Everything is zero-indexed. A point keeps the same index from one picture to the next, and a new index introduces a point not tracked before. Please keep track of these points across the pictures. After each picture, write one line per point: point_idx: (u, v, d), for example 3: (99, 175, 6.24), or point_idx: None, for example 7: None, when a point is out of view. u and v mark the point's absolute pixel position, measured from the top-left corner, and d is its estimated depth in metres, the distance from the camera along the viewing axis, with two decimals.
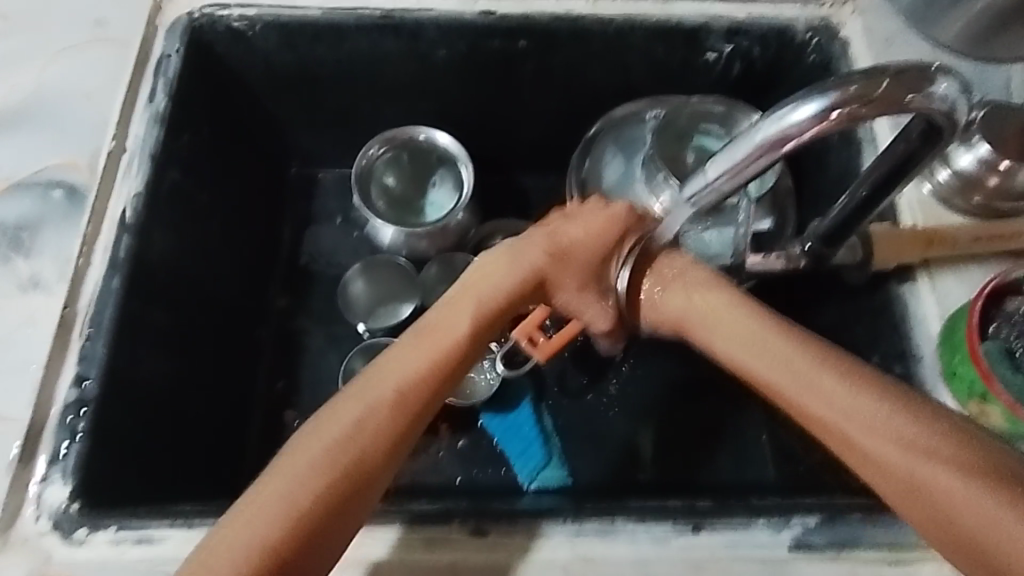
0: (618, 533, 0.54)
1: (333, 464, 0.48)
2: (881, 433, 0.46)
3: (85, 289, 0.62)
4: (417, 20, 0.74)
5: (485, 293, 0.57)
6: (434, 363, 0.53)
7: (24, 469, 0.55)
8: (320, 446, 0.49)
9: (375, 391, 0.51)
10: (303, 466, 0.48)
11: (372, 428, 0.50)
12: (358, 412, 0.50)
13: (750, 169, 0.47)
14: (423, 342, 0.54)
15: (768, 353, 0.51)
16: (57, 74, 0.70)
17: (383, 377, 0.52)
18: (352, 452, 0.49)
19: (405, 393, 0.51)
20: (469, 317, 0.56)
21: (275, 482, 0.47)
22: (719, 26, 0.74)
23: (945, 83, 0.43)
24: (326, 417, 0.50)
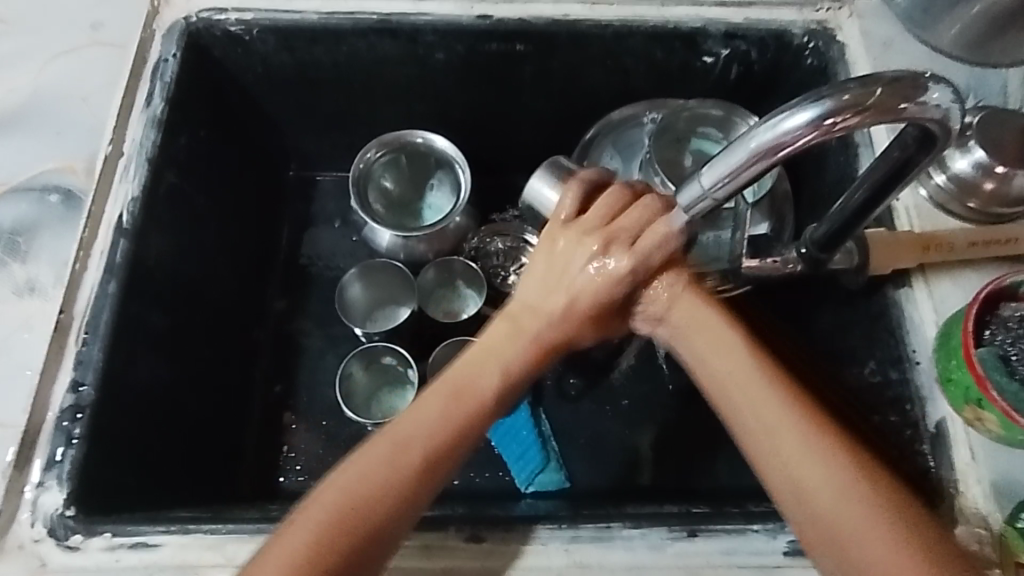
0: (614, 539, 0.54)
1: (345, 531, 0.47)
2: (845, 510, 0.46)
3: (81, 294, 0.61)
4: (415, 24, 0.74)
5: (506, 349, 0.54)
6: (453, 433, 0.51)
7: (20, 474, 0.55)
8: (335, 507, 0.48)
9: (395, 457, 0.50)
10: (317, 530, 0.47)
11: (389, 497, 0.48)
12: (375, 477, 0.49)
13: (744, 177, 0.47)
14: (444, 404, 0.52)
15: (754, 406, 0.50)
16: (55, 77, 0.70)
17: (399, 443, 0.50)
18: (367, 516, 0.48)
19: (429, 463, 0.50)
20: (490, 379, 0.53)
21: (291, 541, 0.47)
22: (717, 30, 0.74)
23: (938, 89, 0.43)
24: (343, 476, 0.49)
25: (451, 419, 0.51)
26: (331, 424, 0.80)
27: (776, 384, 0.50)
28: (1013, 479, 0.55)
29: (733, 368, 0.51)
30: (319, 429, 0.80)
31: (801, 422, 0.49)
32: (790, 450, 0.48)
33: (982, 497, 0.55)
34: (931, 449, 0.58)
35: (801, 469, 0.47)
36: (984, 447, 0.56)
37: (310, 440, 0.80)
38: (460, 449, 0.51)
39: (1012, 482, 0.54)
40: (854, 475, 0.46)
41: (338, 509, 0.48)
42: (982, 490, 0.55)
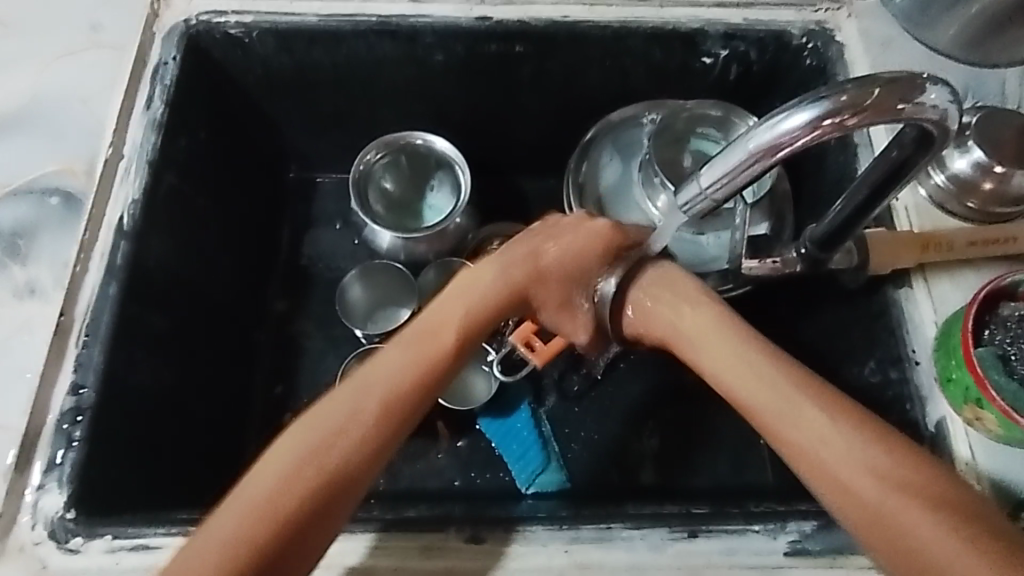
0: (614, 539, 0.54)
1: (319, 468, 0.47)
2: (870, 472, 0.45)
3: (81, 296, 0.62)
4: (414, 25, 0.74)
5: (478, 305, 0.57)
6: (422, 373, 0.52)
7: (21, 476, 0.55)
8: (298, 440, 0.48)
9: (363, 392, 0.50)
10: (288, 466, 0.47)
11: (356, 436, 0.49)
12: (342, 414, 0.49)
13: (743, 177, 0.47)
14: (410, 344, 0.54)
15: (769, 388, 0.49)
16: (54, 80, 0.70)
17: (366, 381, 0.51)
18: (333, 451, 0.48)
19: (394, 397, 0.51)
20: (456, 325, 0.55)
21: (260, 481, 0.46)
22: (716, 30, 0.74)
23: (936, 89, 0.43)
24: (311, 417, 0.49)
25: (418, 361, 0.53)
26: None
27: (785, 366, 0.50)
28: (1013, 478, 0.55)
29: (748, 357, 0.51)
30: None
31: (818, 394, 0.48)
32: (814, 433, 0.47)
33: (982, 496, 0.55)
34: (931, 448, 0.58)
35: (817, 439, 0.47)
36: (984, 446, 0.56)
37: None
38: (428, 391, 0.52)
39: (1011, 481, 0.55)
40: (862, 432, 0.46)
41: (302, 443, 0.48)
42: (983, 489, 0.55)
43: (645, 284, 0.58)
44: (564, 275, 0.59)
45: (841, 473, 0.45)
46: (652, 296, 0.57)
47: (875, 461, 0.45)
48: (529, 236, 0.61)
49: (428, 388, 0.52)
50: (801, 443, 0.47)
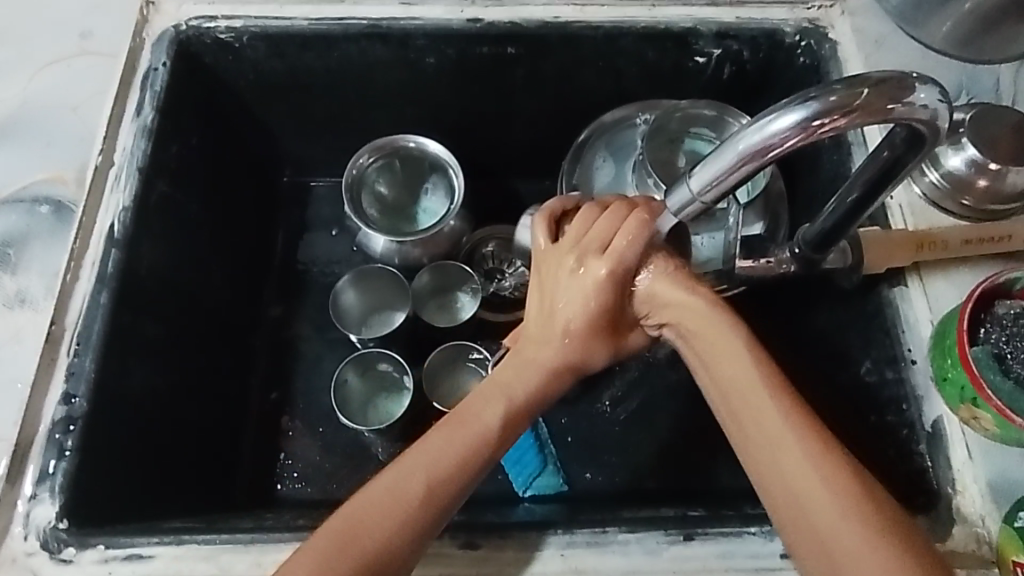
0: (610, 543, 0.54)
1: (360, 555, 0.46)
2: (825, 505, 0.44)
3: (72, 305, 0.61)
4: (405, 29, 0.74)
5: (517, 383, 0.54)
6: (466, 463, 0.50)
7: (11, 488, 0.55)
8: (344, 523, 0.47)
9: (411, 476, 0.48)
10: (326, 554, 0.45)
11: (400, 520, 0.47)
12: (389, 496, 0.47)
13: (732, 180, 0.46)
14: (456, 426, 0.51)
15: (770, 434, 0.46)
16: (44, 87, 0.70)
17: (411, 466, 0.49)
18: (376, 547, 0.46)
19: (437, 488, 0.48)
20: (501, 403, 0.52)
21: (298, 570, 0.45)
22: (709, 30, 0.74)
23: (926, 90, 0.43)
24: (356, 502, 0.48)
25: (468, 443, 0.50)
26: (327, 431, 0.80)
27: (792, 415, 0.46)
28: (1009, 476, 0.54)
29: (718, 358, 0.50)
30: (315, 436, 0.80)
31: (783, 408, 0.47)
32: (769, 435, 0.46)
33: (979, 493, 0.55)
34: (928, 447, 0.58)
35: (768, 450, 0.46)
36: (980, 444, 0.56)
37: (306, 447, 0.80)
38: (471, 478, 0.50)
39: (1008, 479, 0.54)
40: (822, 467, 0.45)
41: (347, 526, 0.46)
42: (978, 485, 0.55)
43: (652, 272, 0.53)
44: (580, 303, 0.54)
45: (777, 481, 0.46)
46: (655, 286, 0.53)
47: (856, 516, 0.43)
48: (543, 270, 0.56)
49: (471, 478, 0.50)
50: (761, 452, 0.47)
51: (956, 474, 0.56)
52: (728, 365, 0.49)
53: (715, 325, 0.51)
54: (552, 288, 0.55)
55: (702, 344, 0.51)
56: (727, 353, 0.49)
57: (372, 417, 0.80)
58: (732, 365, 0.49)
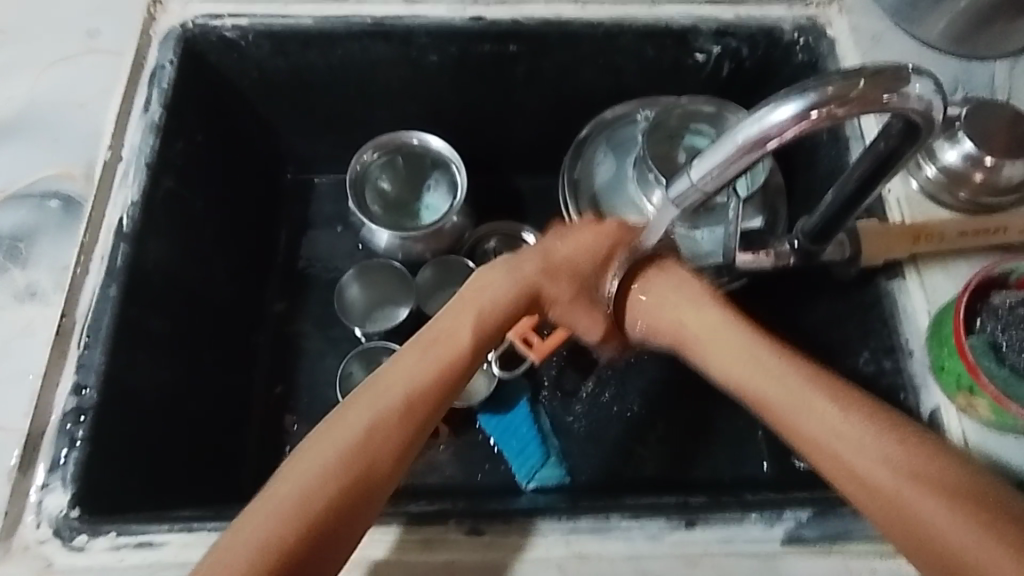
0: (613, 529, 0.55)
1: (344, 463, 0.48)
2: (875, 457, 0.45)
3: (82, 298, 0.62)
4: (408, 26, 0.75)
5: (482, 310, 0.57)
6: (437, 377, 0.53)
7: (23, 478, 0.55)
8: (330, 441, 0.49)
9: (390, 394, 0.52)
10: (315, 468, 0.48)
11: (382, 433, 0.50)
12: (371, 412, 0.51)
13: (732, 171, 0.47)
14: (426, 352, 0.54)
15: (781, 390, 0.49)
16: (52, 85, 0.71)
17: (386, 389, 0.52)
18: (360, 454, 0.49)
19: (412, 400, 0.52)
20: (468, 325, 0.56)
21: (288, 482, 0.47)
22: (707, 27, 0.75)
23: (921, 81, 0.43)
24: (340, 423, 0.50)
25: (440, 362, 0.54)
26: None
27: (793, 370, 0.49)
28: (1006, 463, 0.55)
29: (732, 348, 0.53)
30: None
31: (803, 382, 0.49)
32: (792, 412, 0.48)
33: None
34: None
35: (811, 421, 0.47)
36: (977, 432, 0.57)
37: None
38: (444, 395, 0.53)
39: (1005, 466, 0.55)
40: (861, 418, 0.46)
41: (335, 443, 0.49)
42: None
43: (642, 274, 0.59)
44: (560, 263, 0.59)
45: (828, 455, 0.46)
46: (650, 292, 0.58)
47: (870, 441, 0.45)
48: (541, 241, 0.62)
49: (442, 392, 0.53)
50: (799, 426, 0.47)
51: None
52: (738, 355, 0.52)
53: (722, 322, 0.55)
54: (544, 251, 0.60)
55: (710, 346, 0.54)
56: (721, 342, 0.53)
57: None
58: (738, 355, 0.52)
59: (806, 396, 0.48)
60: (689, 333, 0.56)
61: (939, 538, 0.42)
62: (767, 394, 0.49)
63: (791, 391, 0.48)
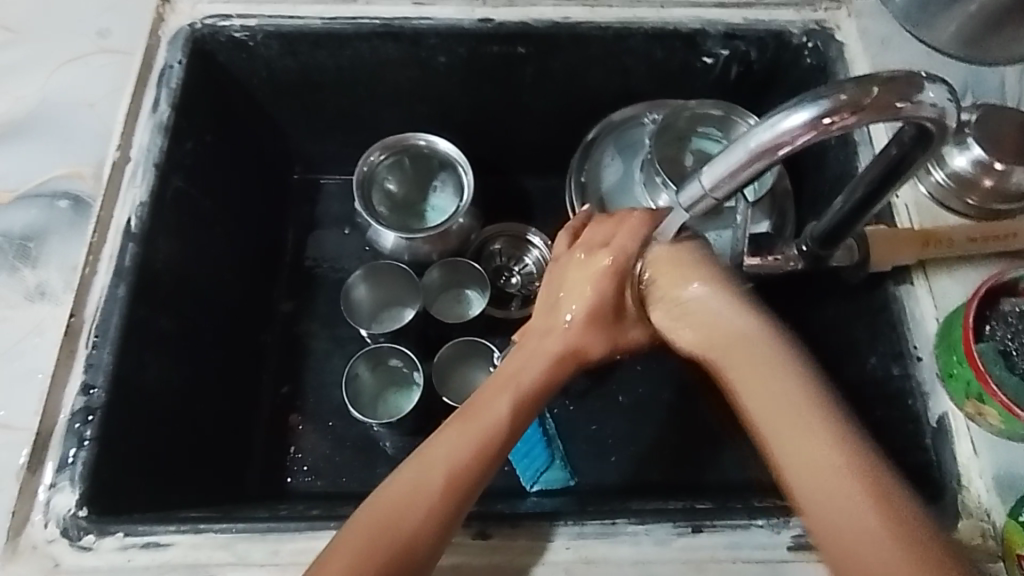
0: (619, 533, 0.54)
1: (390, 540, 0.47)
2: (870, 532, 0.44)
3: (91, 297, 0.62)
4: (417, 27, 0.75)
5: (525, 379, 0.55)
6: (481, 449, 0.51)
7: (32, 477, 0.56)
8: (369, 534, 0.47)
9: (428, 483, 0.49)
10: (362, 542, 0.47)
11: (423, 514, 0.48)
12: (410, 493, 0.49)
13: (743, 177, 0.47)
14: (461, 432, 0.51)
15: (801, 450, 0.47)
16: (62, 84, 0.71)
17: (419, 480, 0.49)
18: (406, 530, 0.47)
19: (457, 475, 0.50)
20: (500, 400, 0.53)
21: (339, 552, 0.47)
22: (716, 30, 0.75)
23: (934, 88, 0.43)
24: (381, 517, 0.48)
25: (479, 439, 0.51)
26: (337, 425, 0.81)
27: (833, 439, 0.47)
28: (1014, 470, 0.55)
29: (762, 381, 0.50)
30: (326, 430, 0.81)
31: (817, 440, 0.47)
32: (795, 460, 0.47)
33: (983, 487, 0.55)
34: (933, 442, 0.58)
35: (809, 478, 0.46)
36: (984, 438, 0.57)
37: (317, 441, 0.81)
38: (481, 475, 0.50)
39: (1012, 473, 0.55)
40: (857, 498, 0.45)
41: (373, 530, 0.47)
42: (983, 479, 0.56)
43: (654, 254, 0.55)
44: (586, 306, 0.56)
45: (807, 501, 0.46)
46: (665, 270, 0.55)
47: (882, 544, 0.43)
48: (556, 277, 0.58)
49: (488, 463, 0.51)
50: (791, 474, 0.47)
51: (961, 467, 0.56)
52: (774, 390, 0.49)
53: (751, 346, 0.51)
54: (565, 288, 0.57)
55: (745, 378, 0.51)
56: (765, 383, 0.50)
57: (382, 411, 0.81)
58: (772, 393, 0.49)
59: (829, 474, 0.46)
60: (726, 350, 0.52)
61: None
62: (789, 443, 0.48)
63: (818, 447, 0.46)
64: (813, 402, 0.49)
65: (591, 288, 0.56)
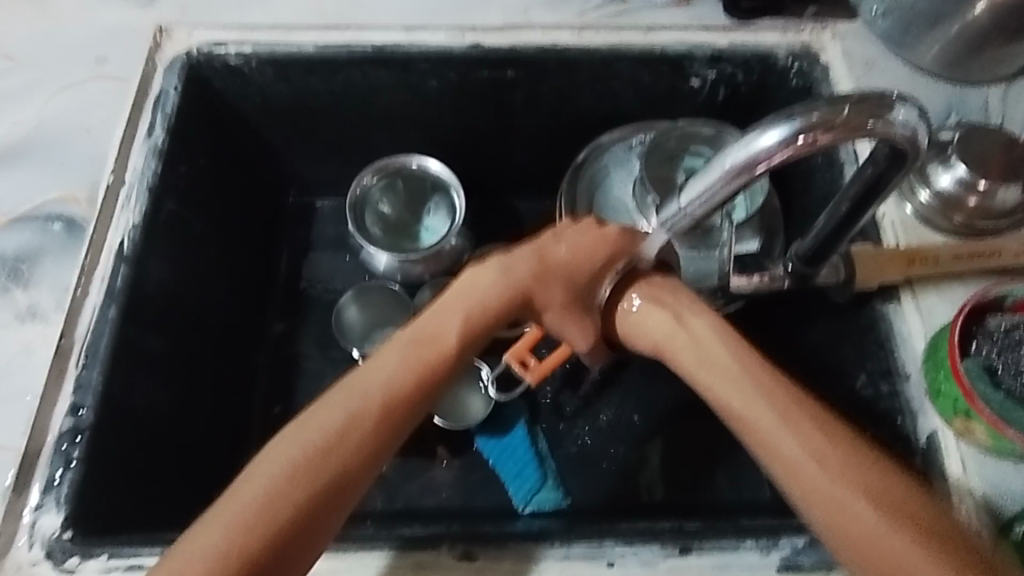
0: (606, 553, 0.54)
1: (321, 455, 0.45)
2: (847, 502, 0.44)
3: (82, 318, 0.63)
4: (407, 54, 0.76)
5: (477, 297, 0.53)
6: (424, 374, 0.49)
7: (19, 497, 0.56)
8: (296, 446, 0.45)
9: (368, 393, 0.48)
10: (295, 454, 0.45)
11: (360, 428, 0.46)
12: (346, 407, 0.47)
13: (719, 197, 0.47)
14: (407, 346, 0.50)
15: (805, 468, 0.45)
16: (60, 110, 0.73)
17: (383, 376, 0.48)
18: (340, 445, 0.46)
19: (397, 396, 0.48)
20: (434, 335, 0.51)
21: (270, 466, 0.44)
22: (702, 53, 0.76)
23: (904, 109, 0.45)
24: (304, 425, 0.46)
25: (409, 370, 0.49)
26: None
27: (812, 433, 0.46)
28: (1004, 490, 0.55)
29: (718, 361, 0.51)
30: None
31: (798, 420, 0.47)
32: (751, 415, 0.48)
33: (975, 510, 0.55)
34: (922, 460, 0.58)
35: (818, 488, 0.44)
36: (975, 456, 0.56)
37: None
38: (426, 402, 0.49)
39: (1002, 493, 0.55)
40: (836, 464, 0.45)
41: (308, 447, 0.45)
42: (975, 501, 0.55)
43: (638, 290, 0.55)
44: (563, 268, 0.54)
45: (794, 473, 0.45)
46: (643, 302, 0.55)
47: (840, 486, 0.44)
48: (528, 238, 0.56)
49: (431, 387, 0.50)
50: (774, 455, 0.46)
51: (954, 489, 0.56)
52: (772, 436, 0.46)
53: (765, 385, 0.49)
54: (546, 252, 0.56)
55: (753, 419, 0.47)
56: (766, 424, 0.47)
57: None
58: (773, 426, 0.46)
59: (800, 451, 0.45)
60: (739, 407, 0.48)
61: (861, 550, 0.43)
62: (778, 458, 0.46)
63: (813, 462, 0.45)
64: (816, 415, 0.47)
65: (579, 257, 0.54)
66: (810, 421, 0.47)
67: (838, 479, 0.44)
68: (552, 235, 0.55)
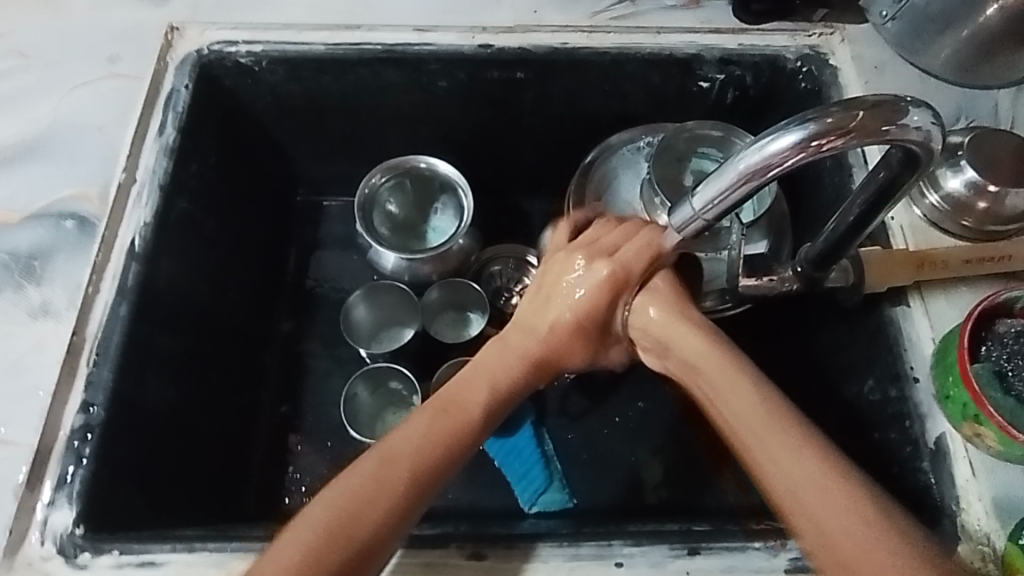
0: (615, 554, 0.54)
1: (349, 523, 0.47)
2: (858, 534, 0.44)
3: (94, 315, 0.63)
4: (418, 54, 0.76)
5: (498, 364, 0.57)
6: (449, 441, 0.52)
7: (31, 493, 0.56)
8: (326, 516, 0.47)
9: (395, 462, 0.50)
10: (324, 520, 0.47)
11: (386, 496, 0.49)
12: (373, 476, 0.49)
13: (731, 200, 0.48)
14: (436, 408, 0.54)
15: (817, 500, 0.45)
16: (71, 108, 0.73)
17: (416, 436, 0.52)
18: (367, 513, 0.48)
19: (425, 461, 0.51)
20: (462, 397, 0.55)
21: (299, 532, 0.47)
22: (712, 55, 0.76)
23: (919, 113, 0.44)
24: (332, 493, 0.48)
25: (435, 437, 0.52)
26: (336, 445, 0.82)
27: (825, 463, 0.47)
28: (1012, 495, 0.55)
29: (740, 393, 0.51)
30: (325, 450, 0.81)
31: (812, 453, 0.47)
32: (765, 444, 0.48)
33: (983, 513, 0.55)
34: (930, 463, 0.58)
35: (831, 519, 0.45)
36: (983, 459, 0.56)
37: (315, 461, 0.81)
38: (457, 460, 0.52)
39: (1010, 497, 0.55)
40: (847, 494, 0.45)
41: (336, 515, 0.47)
42: (982, 504, 0.55)
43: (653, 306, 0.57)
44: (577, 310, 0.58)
45: (808, 505, 0.46)
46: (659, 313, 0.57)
47: (854, 516, 0.44)
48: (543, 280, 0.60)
49: (456, 455, 0.52)
50: (785, 487, 0.47)
51: (962, 491, 0.56)
52: (786, 466, 0.47)
53: (779, 420, 0.49)
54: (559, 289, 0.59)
55: (767, 450, 0.48)
56: (782, 452, 0.48)
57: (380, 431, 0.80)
58: (789, 458, 0.47)
59: (815, 483, 0.46)
60: (756, 437, 0.49)
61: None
62: (791, 489, 0.47)
63: (829, 491, 0.45)
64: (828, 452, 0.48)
65: (588, 294, 0.57)
66: (824, 455, 0.47)
67: (848, 509, 0.45)
68: (551, 295, 0.59)
